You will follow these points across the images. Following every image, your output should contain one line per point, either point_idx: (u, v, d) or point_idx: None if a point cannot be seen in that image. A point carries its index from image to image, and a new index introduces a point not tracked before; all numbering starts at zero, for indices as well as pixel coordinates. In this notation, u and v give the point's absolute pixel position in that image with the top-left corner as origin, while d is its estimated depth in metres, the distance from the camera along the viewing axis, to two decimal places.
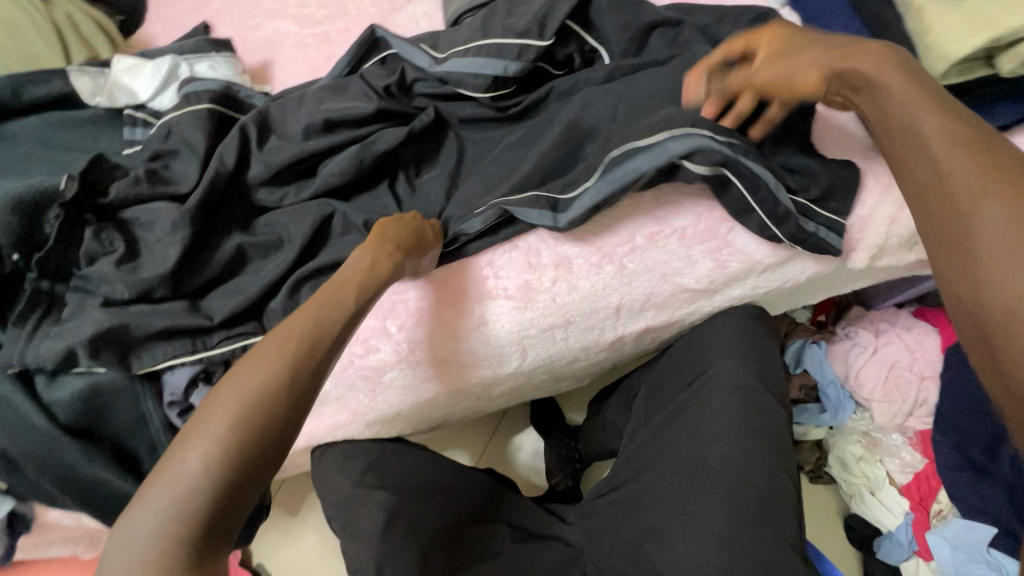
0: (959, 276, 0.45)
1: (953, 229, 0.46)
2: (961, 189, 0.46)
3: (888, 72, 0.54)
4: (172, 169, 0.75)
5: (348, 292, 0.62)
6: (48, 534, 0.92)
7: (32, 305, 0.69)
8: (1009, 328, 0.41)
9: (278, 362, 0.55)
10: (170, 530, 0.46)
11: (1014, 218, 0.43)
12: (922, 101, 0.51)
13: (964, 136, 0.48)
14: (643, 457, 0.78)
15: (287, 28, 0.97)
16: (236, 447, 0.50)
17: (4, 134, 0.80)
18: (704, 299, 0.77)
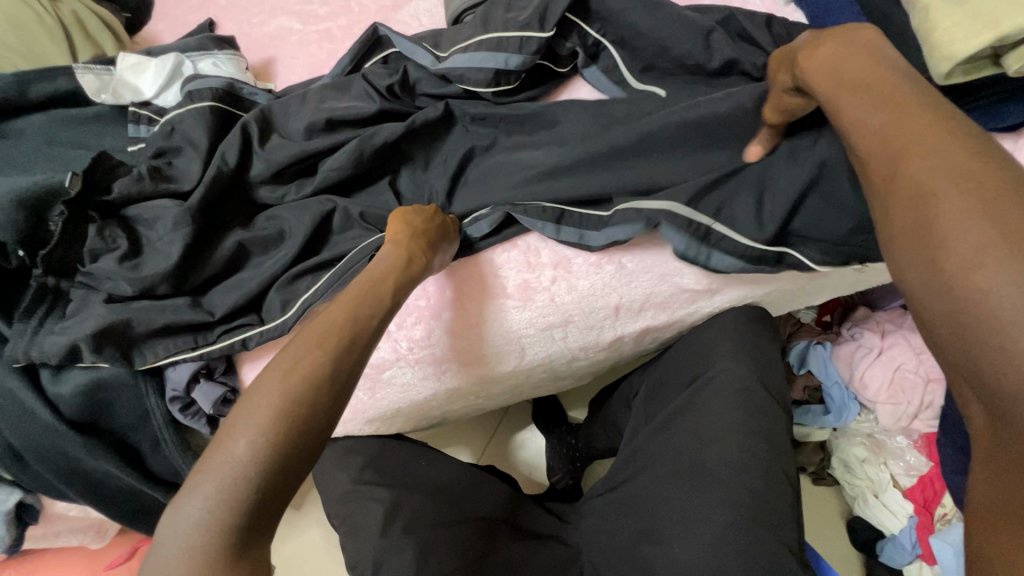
0: (914, 275, 0.43)
1: (892, 204, 0.46)
2: (909, 183, 0.44)
3: (838, 69, 0.52)
4: (178, 166, 0.75)
5: (384, 288, 0.63)
6: (56, 524, 0.94)
7: (37, 300, 0.70)
8: (942, 304, 0.41)
9: (320, 353, 0.56)
10: (222, 511, 0.48)
11: (948, 184, 0.42)
12: (861, 78, 0.51)
13: (900, 107, 0.48)
14: (644, 455, 0.78)
15: (290, 25, 0.97)
16: (281, 433, 0.51)
17: (11, 131, 0.81)
18: (705, 299, 0.76)
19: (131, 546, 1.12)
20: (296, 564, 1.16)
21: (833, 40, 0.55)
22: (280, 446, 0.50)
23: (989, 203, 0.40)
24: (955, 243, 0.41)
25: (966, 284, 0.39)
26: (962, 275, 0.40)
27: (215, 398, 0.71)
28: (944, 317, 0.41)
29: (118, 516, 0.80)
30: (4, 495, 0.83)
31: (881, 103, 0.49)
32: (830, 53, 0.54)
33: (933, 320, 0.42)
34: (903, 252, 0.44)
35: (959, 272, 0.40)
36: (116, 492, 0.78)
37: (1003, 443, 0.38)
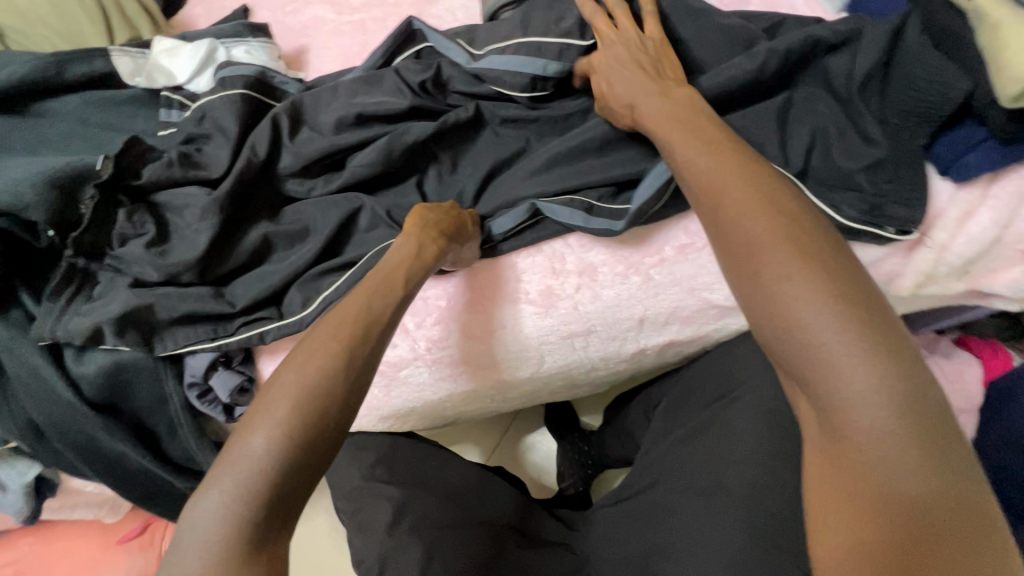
0: (754, 309, 0.45)
1: (714, 232, 0.49)
2: (736, 223, 0.47)
3: (677, 116, 0.56)
4: (205, 155, 0.75)
5: (397, 281, 0.61)
6: (72, 498, 0.96)
7: (66, 281, 0.70)
8: (765, 325, 0.45)
9: (333, 345, 0.54)
10: (240, 506, 0.47)
11: (752, 215, 0.47)
12: (680, 119, 0.56)
13: (715, 144, 0.52)
14: (657, 469, 0.76)
15: (324, 14, 0.96)
16: (304, 429, 0.50)
17: (46, 109, 0.80)
18: (733, 316, 0.73)
19: (143, 521, 1.15)
20: (302, 551, 1.17)
21: (653, 81, 0.61)
22: (301, 441, 0.50)
23: (784, 230, 0.46)
24: (781, 278, 0.44)
25: (783, 308, 0.43)
26: (775, 299, 0.44)
27: (233, 386, 0.71)
28: (771, 336, 0.44)
29: (131, 498, 0.80)
30: (25, 468, 0.84)
31: (705, 147, 0.52)
32: (653, 111, 0.59)
33: (768, 343, 0.45)
34: (737, 288, 0.47)
35: (775, 297, 0.44)
36: (130, 475, 0.78)
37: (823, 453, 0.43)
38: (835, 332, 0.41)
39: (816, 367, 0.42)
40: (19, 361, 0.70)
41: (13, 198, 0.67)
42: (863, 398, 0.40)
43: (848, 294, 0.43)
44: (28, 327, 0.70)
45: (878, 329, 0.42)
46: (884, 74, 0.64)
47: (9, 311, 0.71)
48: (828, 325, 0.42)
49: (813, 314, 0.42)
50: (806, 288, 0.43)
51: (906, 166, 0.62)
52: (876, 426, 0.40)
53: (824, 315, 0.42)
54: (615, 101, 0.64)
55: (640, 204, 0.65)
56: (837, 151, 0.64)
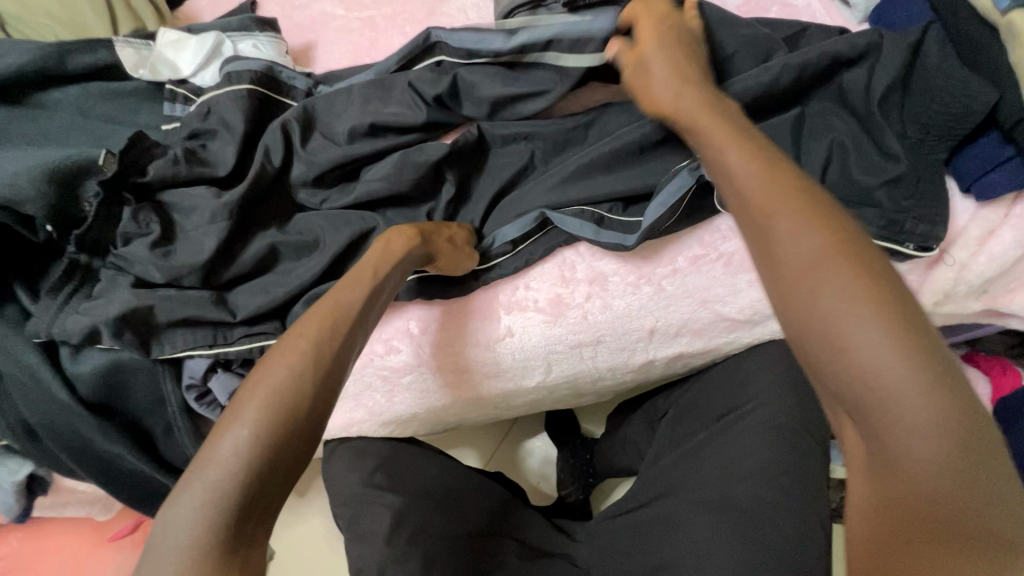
0: (804, 339, 0.40)
1: (758, 246, 0.44)
2: (787, 243, 0.42)
3: (721, 123, 0.51)
4: (217, 155, 0.73)
5: (366, 276, 0.60)
6: (63, 496, 0.95)
7: (67, 277, 0.69)
8: (815, 352, 0.39)
9: (301, 340, 0.51)
10: (213, 509, 0.42)
11: (804, 231, 0.41)
12: (724, 123, 0.51)
13: (763, 155, 0.47)
14: (667, 479, 0.75)
15: (333, 10, 0.94)
16: (278, 422, 0.46)
17: (46, 101, 0.78)
18: (744, 329, 0.72)
19: (135, 518, 1.12)
20: (297, 553, 1.16)
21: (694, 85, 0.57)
22: (275, 436, 0.46)
23: (844, 248, 0.40)
24: (840, 303, 0.38)
25: (838, 336, 0.38)
26: (827, 324, 0.38)
27: (232, 389, 0.70)
28: (822, 364, 0.39)
29: (124, 502, 0.78)
30: (15, 466, 0.82)
31: (751, 155, 0.47)
32: (698, 105, 0.54)
33: (816, 370, 0.40)
34: (781, 313, 0.42)
35: (829, 322, 0.38)
36: (125, 476, 0.76)
37: (879, 492, 0.38)
38: (898, 367, 0.36)
39: (877, 402, 0.36)
40: (13, 359, 0.68)
41: (10, 192, 0.65)
42: (930, 444, 0.35)
43: (919, 330, 0.37)
44: (24, 325, 0.69)
45: (950, 370, 0.36)
46: (906, 86, 0.63)
47: (5, 308, 0.69)
48: (891, 357, 0.36)
49: (876, 346, 0.36)
50: (867, 313, 0.37)
51: (927, 181, 0.60)
52: (942, 472, 0.35)
53: (887, 348, 0.36)
54: (664, 84, 0.58)
55: (653, 220, 0.64)
56: (857, 165, 0.62)
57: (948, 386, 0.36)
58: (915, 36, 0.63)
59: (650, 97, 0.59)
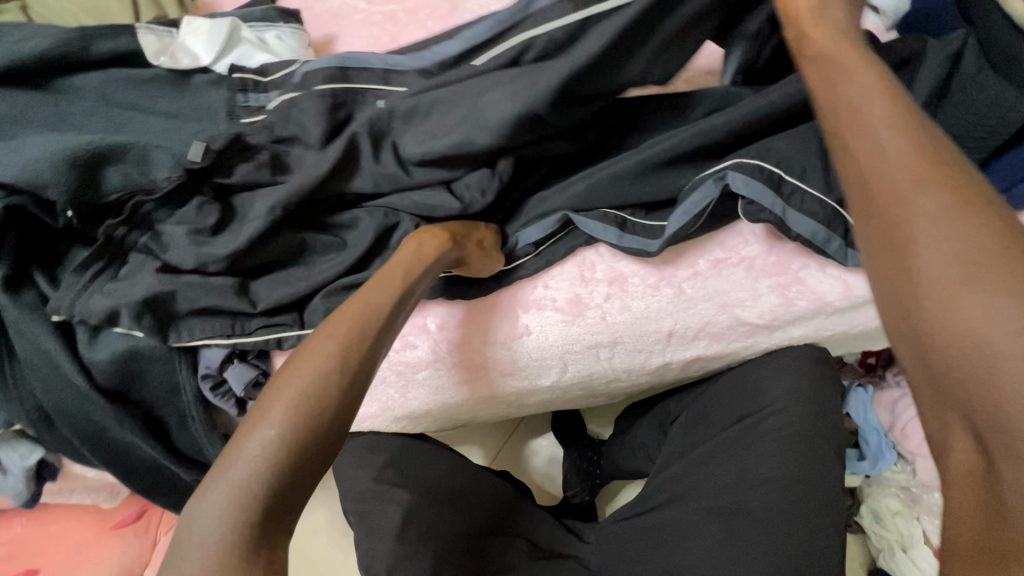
0: (932, 335, 0.39)
1: (886, 228, 0.43)
2: (929, 228, 0.40)
3: (872, 82, 0.47)
4: (297, 158, 0.72)
5: (397, 277, 0.60)
6: (71, 482, 0.94)
7: (95, 255, 0.68)
8: (946, 347, 0.38)
9: (328, 343, 0.52)
10: (239, 509, 0.43)
11: (948, 219, 0.40)
12: (872, 82, 0.47)
13: (907, 127, 0.44)
14: (680, 484, 0.74)
15: (355, 3, 0.94)
16: (305, 424, 0.47)
17: (69, 86, 0.77)
18: (763, 335, 0.71)
19: (139, 508, 1.13)
20: (300, 546, 1.16)
21: (840, 35, 0.52)
22: (299, 438, 0.46)
23: (996, 245, 0.38)
24: (983, 304, 0.37)
25: (977, 338, 0.37)
26: (965, 323, 0.37)
27: (247, 380, 0.69)
28: (954, 365, 0.38)
29: (135, 490, 0.78)
30: (27, 451, 0.82)
31: (897, 131, 0.44)
32: (844, 49, 0.50)
33: (940, 370, 0.39)
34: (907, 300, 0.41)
35: (967, 323, 0.37)
36: (138, 465, 0.76)
37: (983, 500, 0.36)
38: None
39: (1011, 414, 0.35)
40: (31, 344, 0.67)
41: (32, 176, 0.65)
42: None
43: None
44: (43, 310, 0.68)
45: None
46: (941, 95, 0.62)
47: (24, 291, 0.68)
48: None
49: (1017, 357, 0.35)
50: (1011, 317, 0.36)
51: None
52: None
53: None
54: (808, 18, 0.54)
55: (676, 228, 0.64)
56: None
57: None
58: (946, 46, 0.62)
59: (791, 23, 0.55)
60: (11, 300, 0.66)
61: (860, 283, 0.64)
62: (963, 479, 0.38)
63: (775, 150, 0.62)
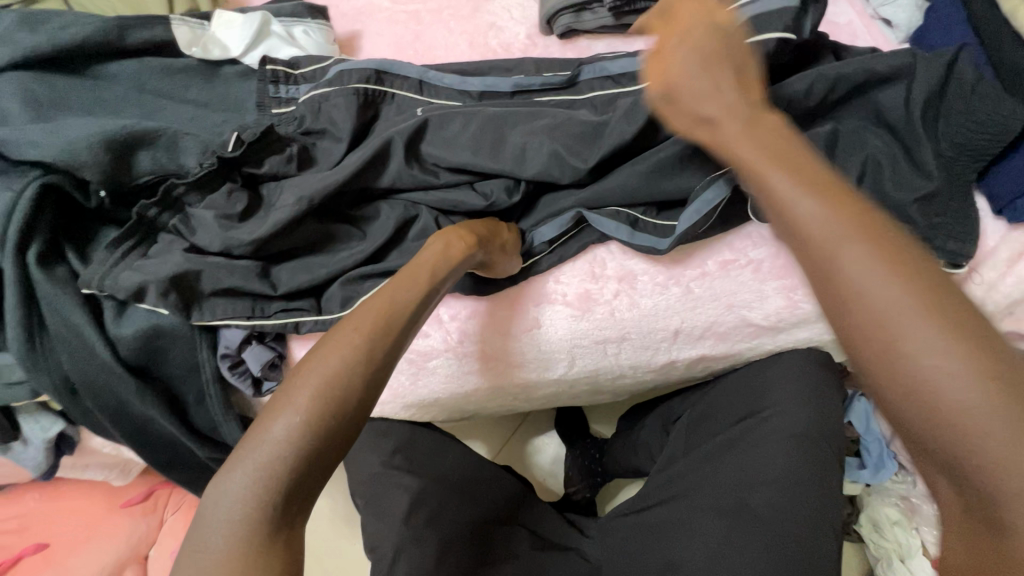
0: (901, 406, 0.35)
1: (822, 291, 0.39)
2: (861, 292, 0.37)
3: (761, 134, 0.45)
4: (329, 153, 0.76)
5: (422, 274, 0.61)
6: (86, 458, 0.97)
7: (129, 234, 0.72)
8: (914, 421, 0.35)
9: (356, 334, 0.52)
10: (263, 491, 0.44)
11: (876, 276, 0.36)
12: (759, 141, 0.44)
13: (810, 176, 0.41)
14: (684, 482, 0.76)
15: (380, 2, 0.96)
16: (328, 413, 0.48)
17: (105, 72, 0.80)
18: (768, 336, 0.73)
19: (149, 488, 1.17)
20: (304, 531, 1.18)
21: (714, 90, 0.49)
22: (322, 424, 0.47)
23: (930, 301, 0.35)
24: (942, 372, 0.34)
25: (948, 406, 0.33)
26: (930, 390, 0.34)
27: (265, 360, 0.72)
28: (923, 436, 0.35)
29: (151, 463, 0.81)
30: (48, 423, 0.84)
31: (808, 187, 0.40)
32: (722, 107, 0.48)
33: (914, 437, 0.36)
34: (864, 364, 0.37)
35: (926, 392, 0.34)
36: (156, 439, 0.79)
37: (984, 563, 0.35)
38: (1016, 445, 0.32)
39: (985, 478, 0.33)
40: (61, 317, 0.69)
41: (69, 157, 0.68)
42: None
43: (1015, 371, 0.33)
44: (75, 286, 0.70)
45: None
46: (939, 102, 0.63)
47: (55, 267, 0.70)
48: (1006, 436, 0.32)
49: (988, 427, 0.33)
50: (971, 382, 0.33)
51: (958, 201, 0.61)
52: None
53: (997, 423, 0.32)
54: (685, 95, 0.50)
55: (687, 225, 0.66)
56: (891, 183, 0.63)
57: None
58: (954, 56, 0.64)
59: (676, 100, 0.51)
60: (44, 275, 0.68)
61: None
62: (964, 525, 0.36)
63: None
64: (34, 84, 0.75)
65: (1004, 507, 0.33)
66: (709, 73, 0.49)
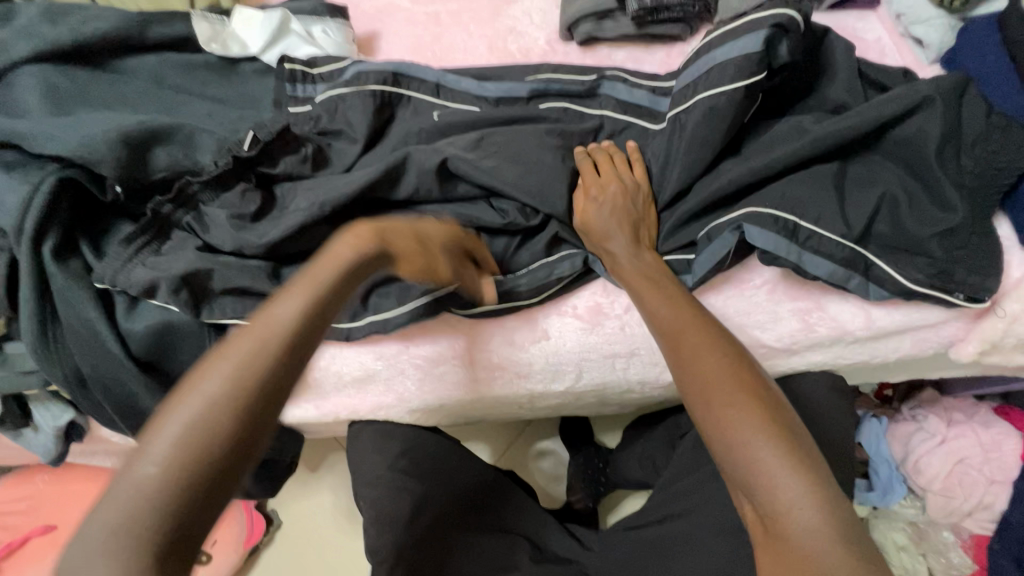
0: (710, 434, 0.51)
1: (674, 361, 0.57)
2: (687, 362, 0.55)
3: (645, 252, 0.66)
4: (338, 162, 0.76)
5: (316, 281, 0.54)
6: (95, 445, 0.98)
7: (142, 230, 0.72)
8: (714, 441, 0.50)
9: (225, 365, 0.45)
10: (111, 565, 0.36)
11: (700, 352, 0.55)
12: (640, 259, 0.65)
13: (661, 278, 0.63)
14: (690, 499, 0.76)
15: (400, 2, 0.96)
16: (191, 465, 0.41)
17: (124, 67, 0.80)
18: (780, 359, 0.71)
19: None
20: (305, 525, 1.19)
21: (613, 214, 0.66)
22: (183, 474, 0.40)
23: (731, 368, 0.53)
24: (728, 403, 0.51)
25: (731, 428, 0.49)
26: (719, 415, 0.50)
27: None
28: (722, 455, 0.50)
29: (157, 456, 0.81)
30: (59, 412, 0.86)
31: (661, 291, 0.62)
32: (615, 233, 0.65)
33: (719, 457, 0.50)
34: (691, 405, 0.54)
35: (719, 420, 0.50)
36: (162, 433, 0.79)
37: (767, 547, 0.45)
38: (772, 451, 0.47)
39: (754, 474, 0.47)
40: (73, 310, 0.69)
41: (87, 153, 0.68)
42: (799, 502, 0.44)
43: (782, 423, 0.49)
44: (89, 280, 0.71)
45: (805, 448, 0.47)
46: (959, 136, 0.60)
47: (70, 260, 0.70)
48: (766, 445, 0.47)
49: (755, 441, 0.48)
50: (747, 415, 0.49)
51: (981, 233, 0.59)
52: (818, 532, 0.43)
53: (760, 438, 0.48)
54: (594, 225, 0.67)
55: (701, 272, 0.64)
56: (909, 217, 0.60)
57: (805, 459, 0.46)
58: (970, 86, 0.62)
59: (588, 224, 0.67)
60: (59, 268, 0.69)
61: (884, 315, 0.64)
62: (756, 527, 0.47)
63: (805, 181, 0.63)
64: (55, 77, 0.76)
65: (762, 497, 0.46)
66: (615, 212, 0.66)
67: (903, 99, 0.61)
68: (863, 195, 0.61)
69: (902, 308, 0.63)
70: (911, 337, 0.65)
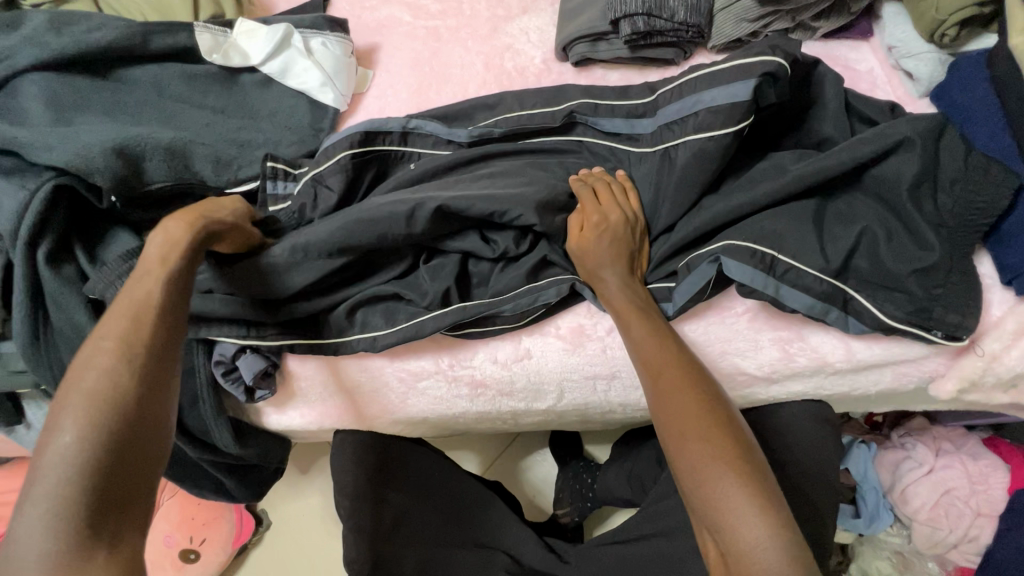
0: (683, 474, 0.54)
1: (655, 397, 0.58)
2: (666, 398, 0.57)
3: (635, 280, 0.66)
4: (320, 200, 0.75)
5: (155, 267, 0.57)
6: None
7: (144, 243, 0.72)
8: (685, 480, 0.53)
9: (108, 354, 0.51)
10: (62, 524, 0.44)
11: (677, 393, 0.57)
12: (632, 289, 0.65)
13: (645, 308, 0.63)
14: (669, 519, 0.76)
15: (401, 16, 0.97)
16: (98, 430, 0.47)
17: (126, 76, 0.82)
18: (761, 387, 0.71)
19: None
20: (293, 528, 1.19)
21: (609, 246, 0.65)
22: (97, 440, 0.47)
23: (706, 411, 0.55)
24: (702, 449, 0.53)
25: (700, 472, 0.52)
26: (690, 459, 0.53)
27: (258, 370, 0.73)
28: (692, 492, 0.53)
29: None
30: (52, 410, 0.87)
31: (643, 322, 0.62)
32: (609, 263, 0.65)
33: (688, 494, 0.53)
34: (663, 440, 0.57)
35: (690, 463, 0.53)
36: None
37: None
38: (739, 497, 0.50)
39: (719, 516, 0.50)
40: (65, 315, 0.71)
41: (83, 162, 0.70)
42: (758, 542, 0.48)
43: (750, 464, 0.52)
44: (81, 287, 0.71)
45: (770, 492, 0.51)
46: (936, 176, 0.61)
47: (64, 266, 0.71)
48: (735, 490, 0.50)
49: (725, 486, 0.51)
50: (718, 462, 0.52)
51: (959, 271, 0.59)
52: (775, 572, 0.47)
53: (731, 485, 0.51)
54: (590, 254, 0.66)
55: (682, 302, 0.64)
56: (889, 255, 0.60)
57: (768, 502, 0.50)
58: (948, 128, 0.63)
59: (584, 254, 0.67)
60: (52, 273, 0.70)
61: (863, 349, 0.64)
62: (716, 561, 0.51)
63: (786, 217, 0.63)
64: (59, 85, 0.77)
65: (724, 538, 0.50)
66: (610, 244, 0.66)
67: (885, 141, 0.61)
68: (844, 230, 0.62)
69: (880, 342, 0.63)
70: (891, 370, 0.65)
